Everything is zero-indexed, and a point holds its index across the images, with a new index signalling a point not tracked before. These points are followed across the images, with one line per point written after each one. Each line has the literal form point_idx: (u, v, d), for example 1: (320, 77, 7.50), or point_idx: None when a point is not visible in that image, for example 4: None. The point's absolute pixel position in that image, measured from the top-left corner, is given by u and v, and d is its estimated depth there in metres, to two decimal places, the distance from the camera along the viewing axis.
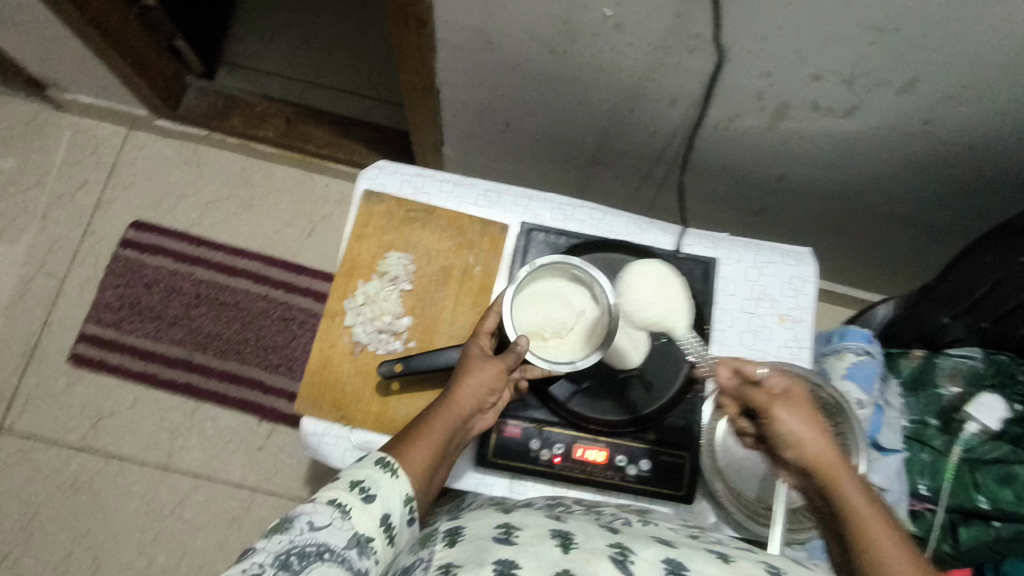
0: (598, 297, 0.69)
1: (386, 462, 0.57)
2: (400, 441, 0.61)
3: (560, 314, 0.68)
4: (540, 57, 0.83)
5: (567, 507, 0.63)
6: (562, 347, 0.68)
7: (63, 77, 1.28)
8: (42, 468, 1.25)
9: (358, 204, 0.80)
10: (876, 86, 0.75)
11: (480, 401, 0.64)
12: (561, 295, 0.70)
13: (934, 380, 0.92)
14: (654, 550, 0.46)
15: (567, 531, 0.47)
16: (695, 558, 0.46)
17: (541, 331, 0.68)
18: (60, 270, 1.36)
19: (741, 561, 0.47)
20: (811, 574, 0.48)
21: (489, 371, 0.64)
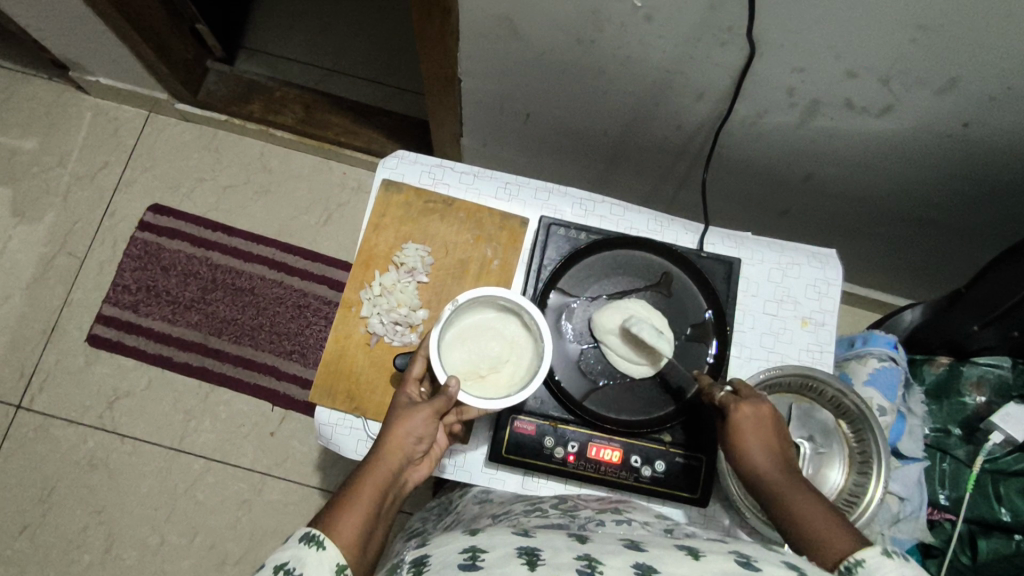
0: (531, 327, 0.69)
1: (314, 537, 0.53)
2: (328, 509, 0.56)
3: (495, 348, 0.68)
4: (565, 48, 0.82)
5: (541, 512, 0.63)
6: (500, 383, 0.67)
7: (85, 58, 1.29)
8: (58, 445, 1.27)
9: (377, 193, 0.79)
10: (912, 85, 0.72)
11: (411, 450, 0.61)
12: (494, 329, 0.69)
13: (959, 389, 0.89)
14: (622, 558, 0.45)
15: (534, 548, 0.47)
16: (664, 558, 0.45)
17: (476, 368, 0.67)
18: (79, 251, 1.37)
19: (711, 556, 0.46)
20: (781, 556, 0.48)
21: (420, 418, 0.62)
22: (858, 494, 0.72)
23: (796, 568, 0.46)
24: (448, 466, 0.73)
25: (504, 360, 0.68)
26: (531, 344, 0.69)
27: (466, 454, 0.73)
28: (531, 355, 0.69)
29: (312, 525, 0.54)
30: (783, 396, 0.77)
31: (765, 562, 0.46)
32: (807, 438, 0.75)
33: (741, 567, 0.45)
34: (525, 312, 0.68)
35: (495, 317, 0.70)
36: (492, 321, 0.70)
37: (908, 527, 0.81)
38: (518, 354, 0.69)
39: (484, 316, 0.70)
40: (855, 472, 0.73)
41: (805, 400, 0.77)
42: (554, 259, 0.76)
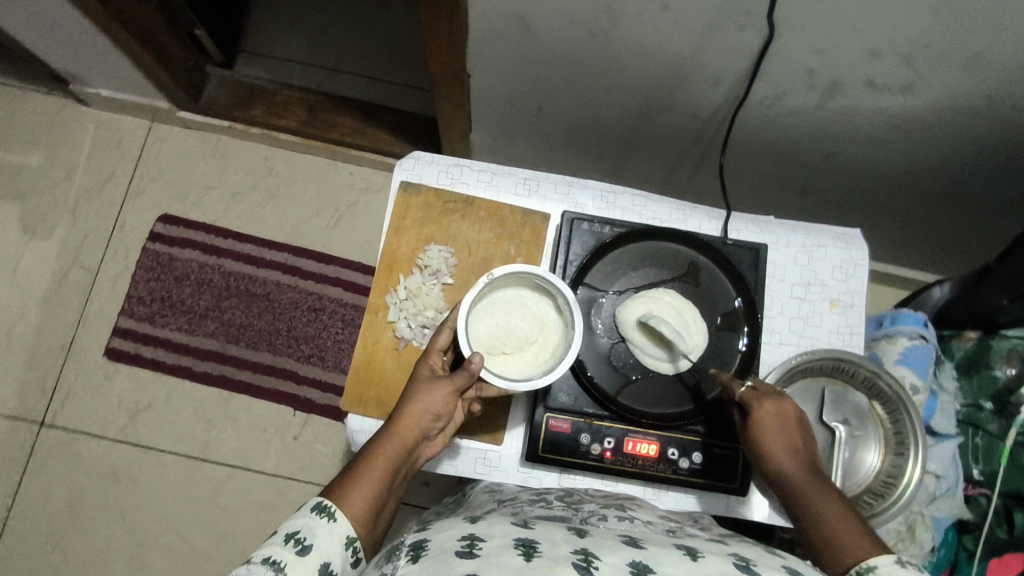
0: (563, 309, 0.67)
1: (325, 507, 0.57)
2: (342, 479, 0.60)
3: (524, 328, 0.66)
4: (577, 39, 0.80)
5: (546, 502, 0.64)
6: (524, 362, 0.66)
7: (85, 70, 1.27)
8: (83, 460, 1.27)
9: (396, 196, 0.78)
10: (937, 60, 0.71)
11: (426, 427, 0.64)
12: (525, 308, 0.68)
13: (989, 361, 0.88)
14: (621, 552, 0.46)
15: (530, 539, 0.48)
16: (662, 559, 0.46)
17: (500, 347, 0.66)
18: (91, 265, 1.36)
19: (710, 556, 0.48)
20: (782, 561, 0.49)
21: (438, 398, 0.63)
22: (897, 475, 0.73)
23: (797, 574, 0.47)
24: (483, 468, 0.73)
25: (531, 339, 0.67)
26: (562, 327, 0.67)
27: (500, 454, 0.73)
28: (559, 336, 0.67)
29: (326, 493, 0.59)
30: (816, 379, 0.76)
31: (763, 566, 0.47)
32: (842, 420, 0.74)
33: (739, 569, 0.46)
34: (560, 294, 0.66)
35: (529, 295, 0.69)
36: (526, 299, 0.68)
37: (946, 505, 0.82)
38: (545, 334, 0.67)
39: (519, 294, 0.69)
40: (892, 453, 0.74)
41: (838, 382, 0.76)
42: (580, 255, 0.74)
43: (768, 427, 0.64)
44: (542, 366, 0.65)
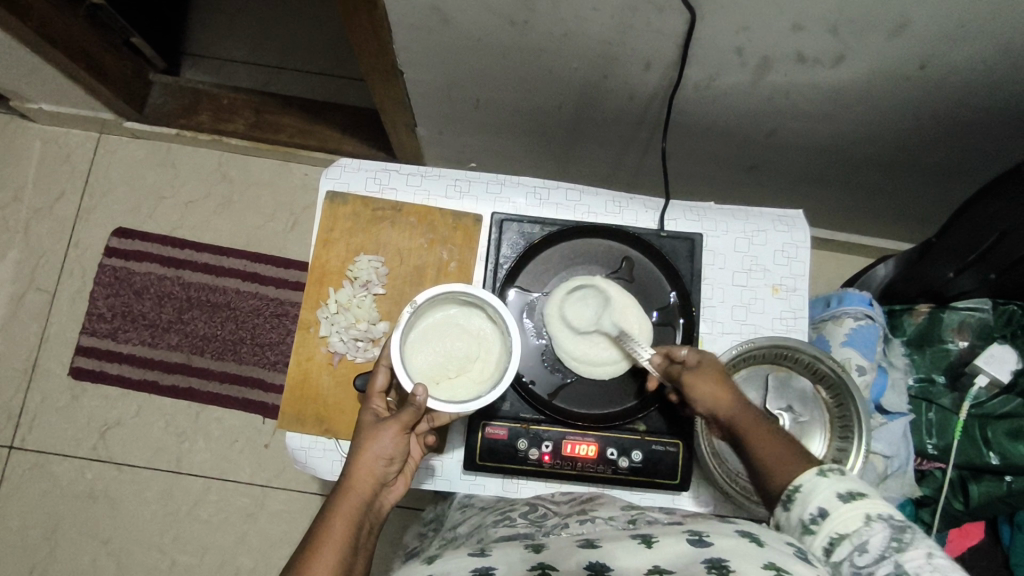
0: (496, 319, 0.65)
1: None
2: (299, 556, 0.53)
3: (464, 348, 0.65)
4: (500, 31, 0.77)
5: (510, 521, 0.61)
6: (472, 382, 0.64)
7: (22, 87, 1.24)
8: (56, 481, 1.27)
9: (323, 206, 0.76)
10: (864, 31, 0.68)
11: (382, 473, 0.60)
12: (460, 328, 0.66)
13: (941, 335, 0.89)
14: (575, 558, 0.45)
15: (488, 566, 0.46)
16: (617, 551, 0.46)
17: (445, 373, 0.64)
18: (49, 285, 1.35)
19: (663, 539, 0.47)
20: (735, 527, 0.48)
21: (385, 439, 0.59)
22: (840, 460, 0.70)
23: (748, 535, 0.46)
24: (427, 477, 0.72)
25: (472, 356, 0.65)
26: (502, 337, 0.66)
27: (443, 463, 0.72)
28: (500, 346, 0.66)
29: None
30: (759, 367, 0.75)
31: (716, 537, 0.46)
32: (786, 408, 0.74)
33: (693, 548, 0.45)
34: (489, 305, 0.64)
35: (461, 315, 0.67)
36: (458, 319, 0.67)
37: (896, 484, 0.82)
38: (487, 351, 0.66)
39: (450, 316, 0.67)
40: (836, 439, 0.72)
41: (781, 369, 0.75)
42: (510, 256, 0.74)
43: (698, 385, 0.62)
44: (491, 380, 0.63)
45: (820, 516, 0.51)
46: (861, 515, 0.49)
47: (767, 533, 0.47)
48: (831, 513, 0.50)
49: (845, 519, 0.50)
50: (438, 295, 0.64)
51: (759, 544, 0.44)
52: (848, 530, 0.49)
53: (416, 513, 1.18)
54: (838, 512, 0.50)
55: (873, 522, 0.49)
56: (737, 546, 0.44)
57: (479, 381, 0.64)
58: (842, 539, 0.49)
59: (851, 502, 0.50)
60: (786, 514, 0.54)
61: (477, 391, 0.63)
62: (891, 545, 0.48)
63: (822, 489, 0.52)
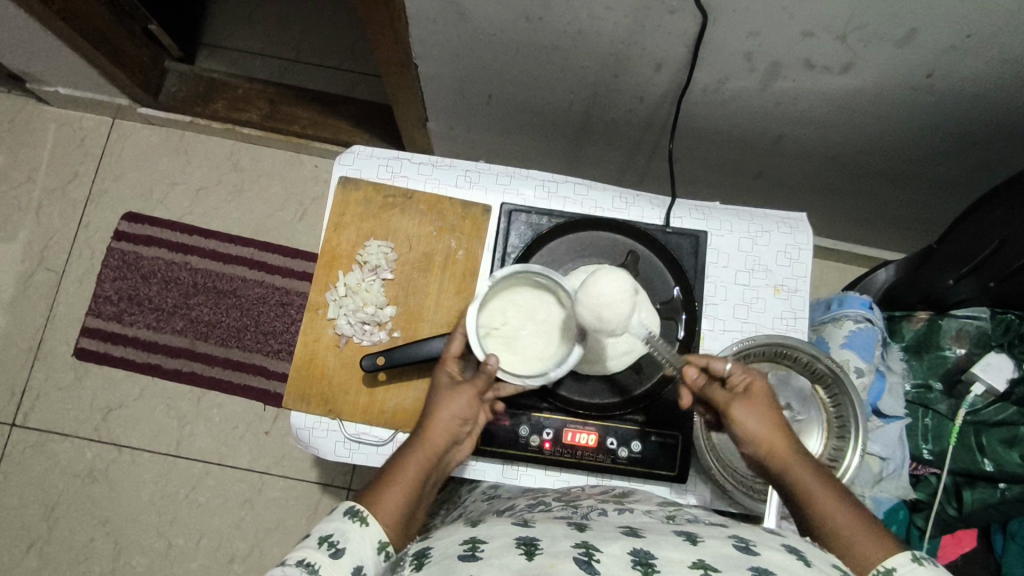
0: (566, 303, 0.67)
1: (357, 512, 0.54)
2: (372, 486, 0.57)
3: (524, 325, 0.67)
4: (515, 28, 0.78)
5: (544, 505, 0.61)
6: (526, 356, 0.66)
7: (39, 69, 1.26)
8: (57, 460, 1.28)
9: (335, 191, 0.78)
10: (873, 39, 0.70)
11: (456, 431, 0.63)
12: (526, 305, 0.68)
13: (939, 342, 0.90)
14: (619, 543, 0.45)
15: (532, 537, 0.46)
16: (661, 543, 0.45)
17: (499, 345, 0.66)
18: (57, 266, 1.36)
19: (709, 540, 0.46)
20: (783, 541, 0.47)
21: (461, 400, 0.63)
22: (835, 459, 0.71)
23: (795, 552, 0.46)
24: None
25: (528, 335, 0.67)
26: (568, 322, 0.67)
27: None
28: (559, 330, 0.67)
29: (357, 499, 0.56)
30: (759, 364, 0.76)
31: (764, 548, 0.45)
32: (786, 407, 0.75)
33: (740, 552, 0.44)
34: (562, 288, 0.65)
35: (529, 292, 0.68)
36: (528, 297, 0.68)
37: (890, 485, 0.85)
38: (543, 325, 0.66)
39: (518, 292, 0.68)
40: (833, 437, 0.72)
41: (781, 367, 0.76)
42: (517, 246, 0.76)
43: (745, 413, 0.61)
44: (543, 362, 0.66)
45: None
46: None
47: (817, 554, 0.47)
48: None
49: None
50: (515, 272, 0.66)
51: (807, 564, 0.44)
52: None
53: None
54: None
55: None
56: (784, 560, 0.44)
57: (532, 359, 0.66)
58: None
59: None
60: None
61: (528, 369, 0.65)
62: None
63: None
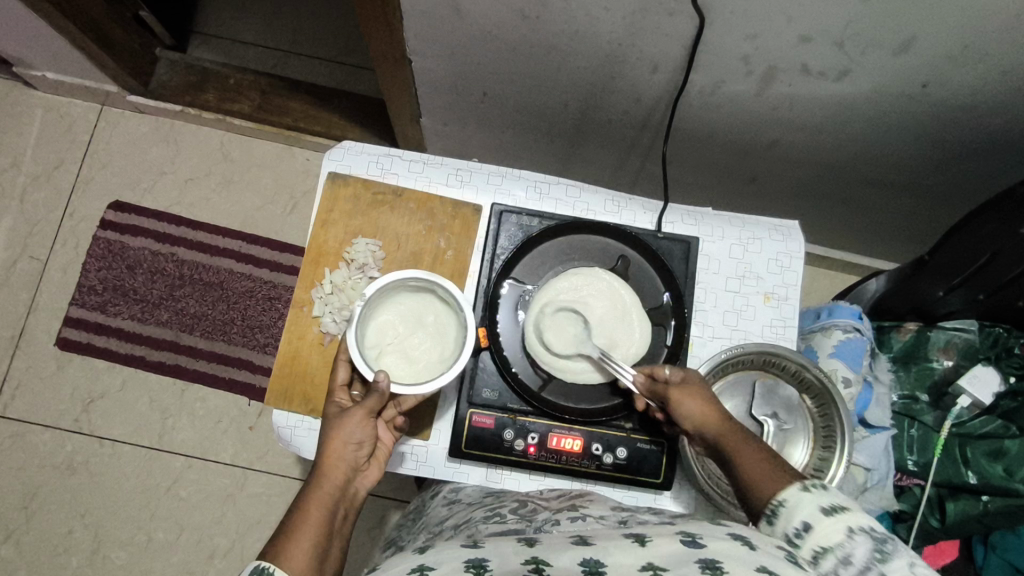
0: (449, 302, 0.66)
1: (263, 568, 0.50)
2: (276, 539, 0.54)
3: (414, 334, 0.66)
4: (511, 25, 0.77)
5: (500, 517, 0.60)
6: (423, 365, 0.65)
7: (26, 52, 1.23)
8: (36, 450, 1.26)
9: (324, 186, 0.77)
10: (868, 47, 0.69)
11: (353, 457, 0.61)
12: (411, 312, 0.67)
13: (927, 353, 0.91)
14: (570, 554, 0.45)
15: (481, 558, 0.46)
16: (611, 549, 0.45)
17: (395, 359, 0.64)
18: (41, 253, 1.34)
19: (656, 540, 0.47)
20: (727, 528, 0.48)
21: (351, 425, 0.61)
22: (821, 470, 0.71)
23: (741, 539, 0.46)
24: (411, 463, 0.72)
25: (421, 343, 0.66)
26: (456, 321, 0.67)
27: (428, 449, 0.72)
28: (455, 326, 0.66)
29: (263, 555, 0.52)
30: (746, 373, 0.76)
31: (710, 539, 0.46)
32: (771, 415, 0.74)
33: (687, 548, 0.45)
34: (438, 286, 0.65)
35: (409, 300, 0.67)
36: (409, 304, 0.67)
37: (875, 496, 0.85)
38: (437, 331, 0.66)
39: (398, 303, 0.67)
40: (819, 448, 0.72)
41: (768, 375, 0.76)
42: (507, 248, 0.75)
43: (682, 401, 0.63)
44: (445, 363, 0.65)
45: (804, 531, 0.50)
46: (842, 528, 0.49)
47: (759, 536, 0.47)
48: (813, 526, 0.50)
49: (827, 531, 0.49)
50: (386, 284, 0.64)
51: (751, 547, 0.45)
52: (830, 542, 0.48)
53: (396, 503, 1.18)
54: (819, 525, 0.50)
55: (854, 535, 0.48)
56: (730, 547, 0.44)
57: (432, 364, 0.65)
58: (826, 552, 0.48)
59: (833, 515, 0.50)
60: (771, 529, 0.53)
61: (431, 372, 0.64)
62: (875, 557, 0.47)
63: (806, 503, 0.52)
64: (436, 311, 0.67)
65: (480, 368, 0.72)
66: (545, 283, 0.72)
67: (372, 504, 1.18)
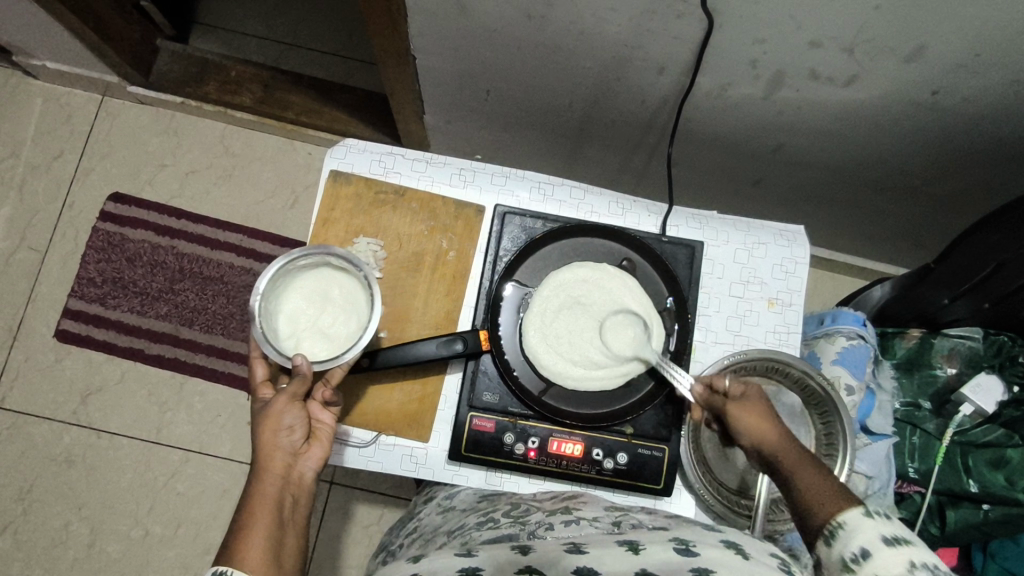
0: (344, 266, 0.68)
1: (221, 573, 0.50)
2: (229, 539, 0.54)
3: (324, 312, 0.67)
4: (517, 24, 0.76)
5: (493, 522, 0.60)
6: (344, 337, 0.66)
7: (27, 42, 1.22)
8: (34, 443, 1.25)
9: (325, 184, 0.76)
10: (879, 53, 0.68)
11: (287, 442, 0.60)
12: (314, 291, 0.68)
13: (931, 360, 0.90)
14: (564, 563, 0.44)
15: (475, 566, 0.46)
16: (605, 557, 0.45)
17: (311, 340, 0.66)
18: (40, 244, 1.33)
19: (650, 546, 0.46)
20: (720, 535, 0.47)
21: (273, 413, 0.61)
22: None
23: (735, 547, 0.45)
24: (410, 465, 0.72)
25: (333, 318, 0.67)
26: (361, 284, 0.68)
27: (427, 451, 0.72)
28: (359, 291, 0.68)
29: (218, 558, 0.52)
30: (750, 379, 0.74)
31: (703, 546, 0.45)
32: None
33: (680, 555, 0.44)
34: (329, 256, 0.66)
35: (309, 281, 0.68)
36: (311, 285, 0.68)
37: (877, 503, 0.84)
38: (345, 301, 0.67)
39: (299, 287, 0.67)
40: (820, 454, 0.71)
41: (771, 382, 0.75)
42: (510, 249, 0.75)
43: (739, 416, 0.62)
44: (359, 328, 0.66)
45: (861, 557, 0.45)
46: (904, 562, 0.43)
47: (754, 544, 0.47)
48: (872, 554, 0.44)
49: (889, 562, 0.43)
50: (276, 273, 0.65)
51: (745, 557, 0.44)
52: (891, 574, 0.43)
53: (394, 501, 1.18)
54: (881, 554, 0.44)
55: (917, 570, 0.42)
56: (723, 556, 0.44)
57: (348, 333, 0.66)
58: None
59: (897, 546, 0.44)
60: (827, 552, 0.48)
61: (349, 340, 0.66)
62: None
63: (867, 530, 0.46)
64: (335, 283, 0.68)
65: (481, 371, 0.72)
66: (550, 275, 0.72)
67: (370, 503, 1.18)
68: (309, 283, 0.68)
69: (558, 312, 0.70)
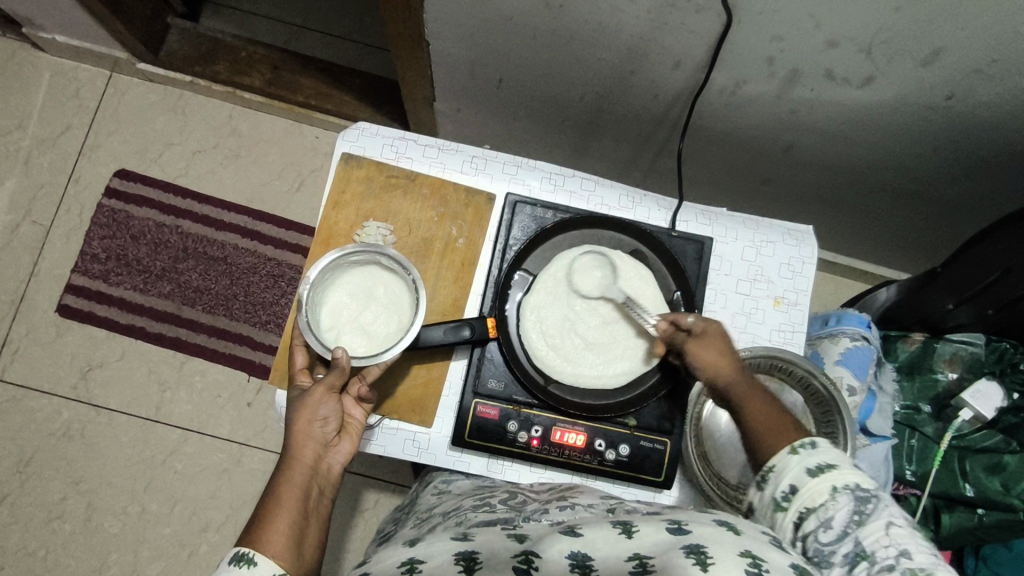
0: (394, 267, 0.69)
1: (243, 556, 0.50)
2: (254, 524, 0.54)
3: (367, 309, 0.68)
4: (534, 13, 0.76)
5: (490, 507, 0.60)
6: (384, 336, 0.67)
7: (38, 14, 1.22)
8: (33, 416, 1.25)
9: (336, 167, 0.76)
10: (897, 55, 0.69)
11: (322, 432, 0.61)
12: (360, 288, 0.69)
13: (932, 365, 0.91)
14: (559, 544, 0.45)
15: (471, 552, 0.46)
16: (598, 539, 0.45)
17: (352, 334, 0.66)
18: (45, 219, 1.33)
19: (644, 528, 0.46)
20: (712, 515, 0.48)
21: (312, 401, 0.61)
22: None
23: (726, 525, 0.46)
24: (413, 450, 0.72)
25: (377, 317, 0.68)
26: (406, 286, 0.69)
27: (430, 437, 0.72)
28: (406, 294, 0.69)
29: (240, 542, 0.52)
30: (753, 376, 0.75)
31: (695, 524, 0.46)
32: None
33: (674, 536, 0.44)
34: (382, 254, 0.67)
35: (356, 277, 0.69)
36: (356, 281, 0.69)
37: None
38: (392, 303, 0.68)
39: (346, 282, 0.69)
40: None
41: (775, 379, 0.75)
42: (520, 238, 0.75)
43: (699, 353, 0.65)
44: (403, 330, 0.67)
45: (791, 492, 0.54)
46: (826, 490, 0.52)
47: (744, 522, 0.47)
48: (800, 488, 0.54)
49: (813, 493, 0.53)
50: (327, 266, 0.67)
51: (736, 533, 0.44)
52: (815, 503, 0.52)
53: (391, 486, 1.19)
54: (806, 486, 0.54)
55: (838, 496, 0.52)
56: (714, 533, 0.44)
57: (390, 332, 0.67)
58: (809, 513, 0.52)
59: (818, 474, 0.54)
60: (763, 492, 0.57)
61: (389, 341, 0.67)
62: (853, 519, 0.51)
63: (794, 466, 0.56)
64: (384, 283, 0.69)
65: (487, 358, 0.72)
66: (560, 254, 0.73)
67: (369, 487, 1.18)
68: (357, 278, 0.69)
69: (560, 298, 0.72)
